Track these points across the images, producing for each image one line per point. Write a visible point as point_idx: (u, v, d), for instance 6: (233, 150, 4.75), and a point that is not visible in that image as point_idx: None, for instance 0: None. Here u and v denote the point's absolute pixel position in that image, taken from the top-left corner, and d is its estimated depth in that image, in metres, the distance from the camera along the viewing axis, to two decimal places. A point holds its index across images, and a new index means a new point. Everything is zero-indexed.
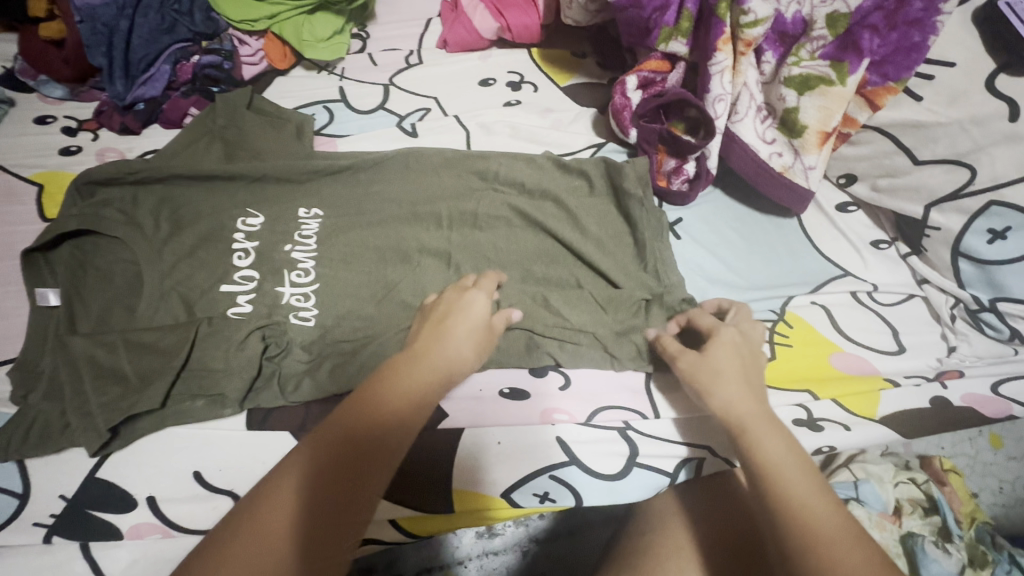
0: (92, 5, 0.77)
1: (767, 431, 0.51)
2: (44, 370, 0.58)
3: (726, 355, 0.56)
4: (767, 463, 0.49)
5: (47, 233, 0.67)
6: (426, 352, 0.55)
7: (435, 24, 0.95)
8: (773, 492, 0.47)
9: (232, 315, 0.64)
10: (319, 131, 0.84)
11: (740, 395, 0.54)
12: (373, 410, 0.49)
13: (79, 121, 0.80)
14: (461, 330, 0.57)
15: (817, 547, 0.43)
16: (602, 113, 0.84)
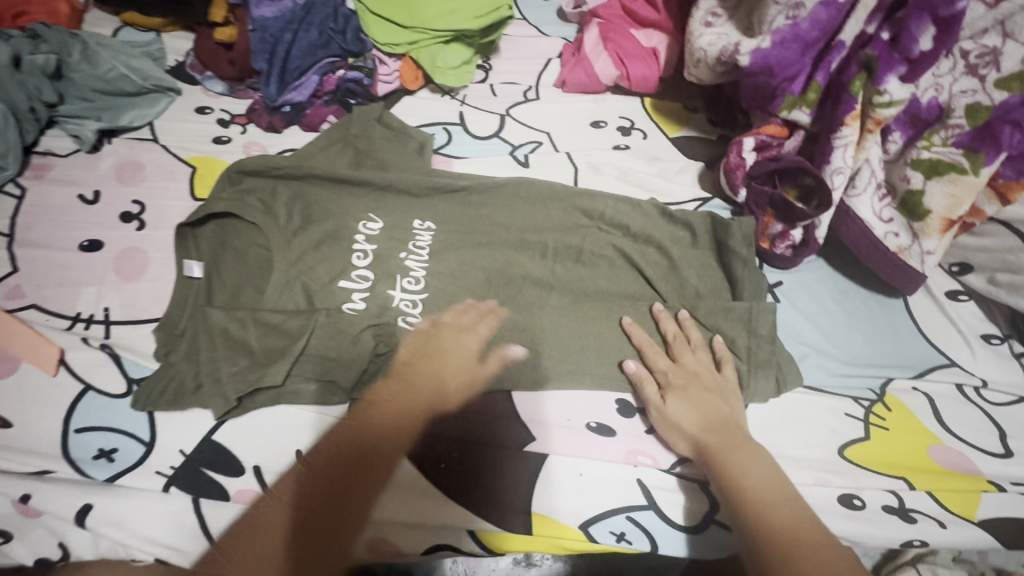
0: (266, 17, 0.86)
1: (739, 453, 0.58)
2: (184, 332, 0.65)
3: (687, 394, 0.62)
4: (743, 485, 0.56)
5: (197, 211, 0.74)
6: (375, 391, 0.63)
7: (554, 64, 1.01)
8: (749, 509, 0.55)
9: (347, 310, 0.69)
10: (438, 150, 0.90)
11: (705, 423, 0.60)
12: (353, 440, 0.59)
13: (232, 115, 0.89)
14: (414, 363, 0.64)
15: (783, 550, 0.52)
16: (709, 168, 0.86)
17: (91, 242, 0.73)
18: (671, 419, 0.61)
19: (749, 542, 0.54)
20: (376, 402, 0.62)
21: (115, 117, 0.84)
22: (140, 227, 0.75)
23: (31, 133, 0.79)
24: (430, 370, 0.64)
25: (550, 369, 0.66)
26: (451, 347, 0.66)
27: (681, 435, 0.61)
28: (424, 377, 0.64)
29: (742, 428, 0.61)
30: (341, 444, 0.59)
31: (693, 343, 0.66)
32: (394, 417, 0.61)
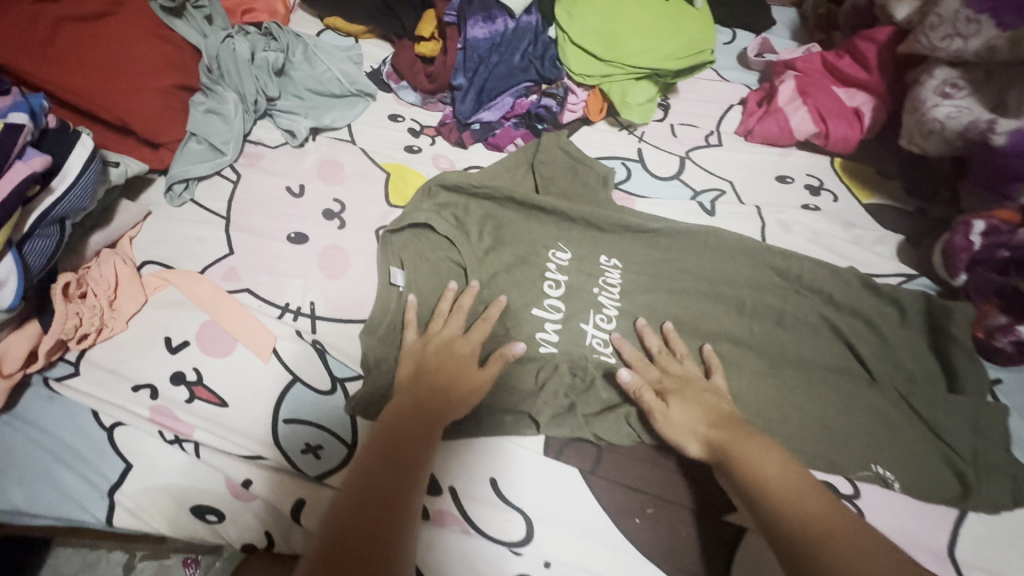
0: (476, 38, 0.88)
1: (750, 444, 0.54)
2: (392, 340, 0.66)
3: (682, 396, 0.60)
4: (762, 476, 0.51)
5: (400, 218, 0.76)
6: (437, 371, 0.61)
7: (735, 111, 0.98)
8: (771, 494, 0.50)
9: (540, 339, 0.69)
10: (618, 185, 0.89)
11: (708, 423, 0.58)
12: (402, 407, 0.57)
13: (422, 125, 0.92)
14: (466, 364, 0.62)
15: (811, 531, 0.46)
16: (910, 243, 0.81)
17: (297, 234, 0.76)
18: (673, 420, 0.58)
19: (776, 526, 0.48)
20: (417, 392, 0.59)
21: (321, 116, 0.88)
22: (341, 226, 0.78)
23: (250, 122, 0.84)
24: (449, 371, 0.61)
25: None
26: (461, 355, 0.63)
27: (692, 435, 0.57)
28: (433, 384, 0.59)
29: (745, 425, 0.57)
30: (391, 443, 0.53)
31: (685, 361, 0.66)
32: (425, 401, 0.58)
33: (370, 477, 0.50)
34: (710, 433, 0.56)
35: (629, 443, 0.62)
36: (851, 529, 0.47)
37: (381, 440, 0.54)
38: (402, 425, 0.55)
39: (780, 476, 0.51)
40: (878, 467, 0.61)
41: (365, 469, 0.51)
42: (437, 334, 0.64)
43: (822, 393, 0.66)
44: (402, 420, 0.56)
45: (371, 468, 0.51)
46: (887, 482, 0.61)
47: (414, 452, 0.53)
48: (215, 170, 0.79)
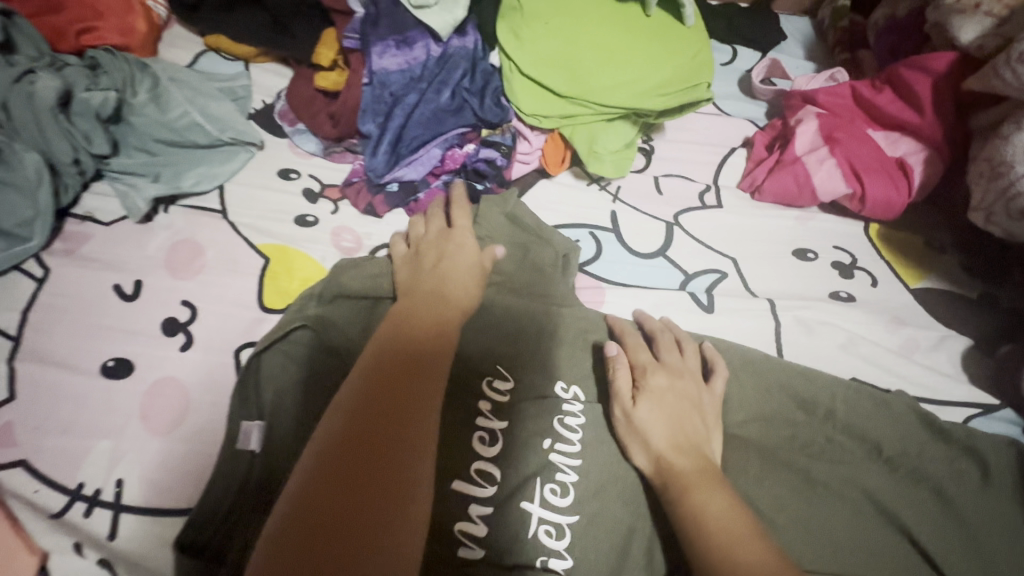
0: (387, 70, 0.66)
1: (709, 487, 0.44)
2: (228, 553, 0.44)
3: (658, 400, 0.49)
4: (704, 520, 0.42)
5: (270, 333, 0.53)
6: (432, 277, 0.55)
7: (738, 156, 0.76)
8: (714, 550, 0.40)
9: (458, 535, 0.46)
10: (582, 266, 0.66)
11: (676, 441, 0.47)
12: (405, 316, 0.50)
13: (323, 184, 0.68)
14: (457, 268, 0.56)
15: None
16: (981, 349, 0.60)
17: (117, 362, 0.53)
18: (642, 433, 0.48)
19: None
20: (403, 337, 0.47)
21: (177, 177, 0.64)
22: (186, 346, 0.55)
23: (69, 193, 0.60)
24: (452, 272, 0.55)
25: None
26: (449, 267, 0.56)
27: (647, 448, 0.48)
28: (429, 291, 0.53)
29: (713, 461, 0.46)
30: (379, 397, 0.41)
31: (685, 352, 0.55)
32: (431, 305, 0.52)
33: (351, 447, 0.38)
34: (674, 457, 0.46)
35: None
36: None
37: (366, 391, 0.42)
38: (393, 370, 0.44)
39: (732, 529, 0.41)
40: None
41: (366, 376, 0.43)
42: (425, 240, 0.59)
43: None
44: (389, 364, 0.44)
45: (374, 391, 0.42)
46: None
47: (428, 353, 0.46)
48: (9, 265, 0.56)
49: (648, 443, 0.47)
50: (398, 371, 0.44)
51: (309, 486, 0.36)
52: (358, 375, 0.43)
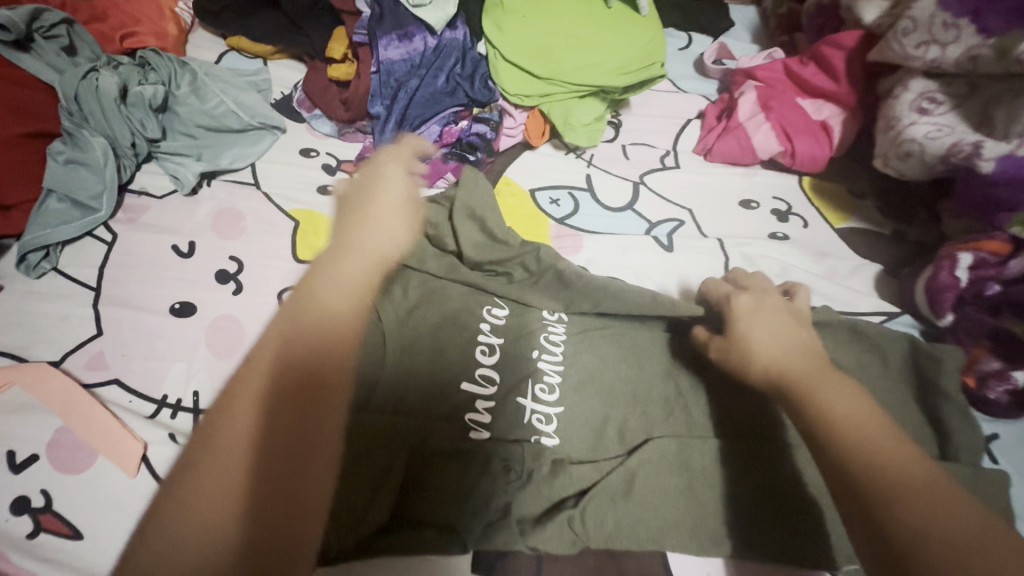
0: (392, 60, 0.78)
1: (829, 384, 0.47)
2: None
3: (764, 315, 0.56)
4: (835, 417, 0.45)
5: None
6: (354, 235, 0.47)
7: (694, 127, 0.89)
8: (853, 448, 0.43)
9: (469, 423, 0.57)
10: (562, 221, 0.78)
11: (781, 350, 0.52)
12: (312, 304, 0.42)
13: (340, 160, 0.80)
14: (386, 206, 0.50)
15: (891, 497, 0.40)
16: (889, 273, 0.73)
17: (182, 304, 0.65)
18: (745, 341, 0.53)
19: (843, 469, 0.43)
20: (306, 326, 0.41)
21: (217, 156, 0.76)
22: (237, 291, 0.66)
23: (128, 170, 0.72)
24: (380, 206, 0.50)
25: (715, 532, 0.53)
26: (394, 192, 0.51)
27: (751, 353, 0.52)
28: (350, 256, 0.45)
29: (825, 362, 0.51)
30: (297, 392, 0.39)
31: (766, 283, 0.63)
32: (356, 270, 0.44)
33: (273, 438, 0.37)
34: (767, 348, 0.52)
35: (575, 553, 0.52)
36: (946, 502, 0.40)
37: (260, 376, 0.40)
38: (308, 365, 0.40)
39: (868, 424, 0.44)
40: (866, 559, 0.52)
41: (261, 383, 0.39)
42: (347, 188, 0.53)
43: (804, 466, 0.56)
44: (302, 359, 0.40)
45: (276, 403, 0.38)
46: None
47: (327, 354, 0.40)
48: (85, 230, 0.67)
49: (767, 352, 0.52)
50: (313, 367, 0.40)
51: (224, 491, 0.36)
52: (267, 358, 0.40)
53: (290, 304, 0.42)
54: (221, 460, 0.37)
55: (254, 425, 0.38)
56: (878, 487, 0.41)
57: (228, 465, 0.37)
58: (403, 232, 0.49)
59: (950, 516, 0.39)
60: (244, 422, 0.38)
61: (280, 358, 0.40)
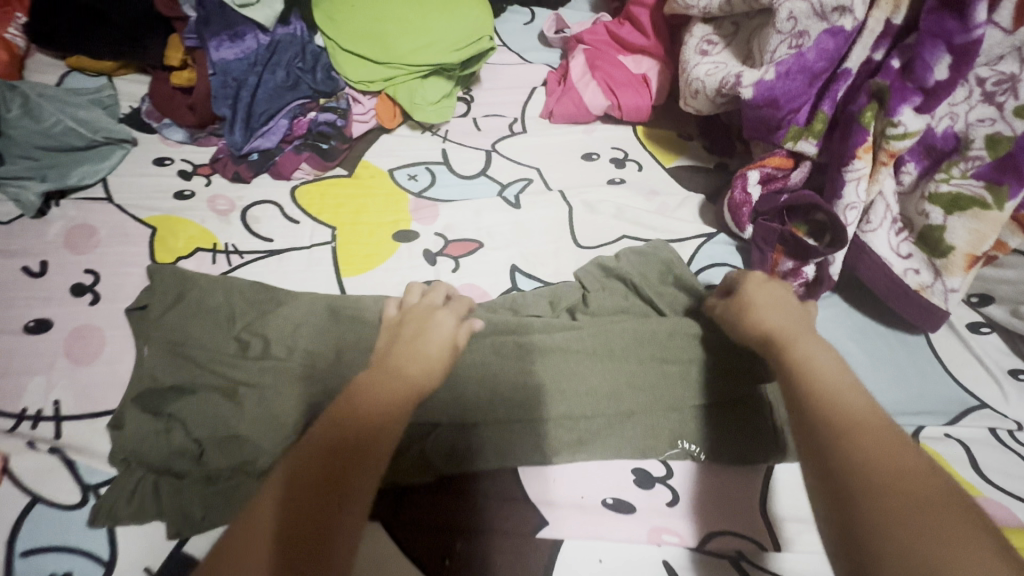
0: (227, 60, 0.81)
1: (807, 342, 0.51)
2: (136, 432, 0.55)
3: (765, 292, 0.58)
4: (810, 371, 0.47)
5: (146, 294, 0.67)
6: (395, 351, 0.55)
7: (539, 93, 0.96)
8: (817, 395, 0.45)
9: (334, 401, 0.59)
10: (420, 194, 0.83)
11: (780, 319, 0.54)
12: (349, 406, 0.48)
13: (195, 165, 0.82)
14: (427, 338, 0.56)
15: (848, 433, 0.41)
16: (709, 201, 0.82)
17: (37, 322, 0.65)
18: (745, 305, 0.57)
19: (810, 416, 0.44)
20: (350, 415, 0.47)
21: (63, 175, 0.76)
22: (94, 301, 0.68)
23: None
24: (419, 343, 0.55)
25: (558, 442, 0.59)
26: (435, 336, 0.56)
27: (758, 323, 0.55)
28: (402, 359, 0.53)
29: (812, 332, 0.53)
30: (326, 475, 0.43)
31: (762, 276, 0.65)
32: (392, 391, 0.50)
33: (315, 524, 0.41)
34: (770, 318, 0.55)
35: (434, 480, 0.57)
36: (916, 483, 0.38)
37: (374, 439, 0.46)
38: (328, 458, 0.44)
39: (835, 381, 0.46)
40: (684, 442, 0.60)
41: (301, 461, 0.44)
42: (413, 308, 0.62)
43: (641, 372, 0.62)
44: (347, 434, 0.46)
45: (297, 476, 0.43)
46: (694, 455, 0.60)
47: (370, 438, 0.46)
48: None
49: (761, 326, 0.55)
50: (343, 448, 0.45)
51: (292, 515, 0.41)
52: (376, 421, 0.47)
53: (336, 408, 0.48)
54: (285, 494, 0.42)
55: (370, 424, 0.47)
56: (846, 425, 0.42)
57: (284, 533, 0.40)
58: (432, 355, 0.54)
59: (909, 484, 0.38)
60: (357, 420, 0.47)
61: (326, 444, 0.45)
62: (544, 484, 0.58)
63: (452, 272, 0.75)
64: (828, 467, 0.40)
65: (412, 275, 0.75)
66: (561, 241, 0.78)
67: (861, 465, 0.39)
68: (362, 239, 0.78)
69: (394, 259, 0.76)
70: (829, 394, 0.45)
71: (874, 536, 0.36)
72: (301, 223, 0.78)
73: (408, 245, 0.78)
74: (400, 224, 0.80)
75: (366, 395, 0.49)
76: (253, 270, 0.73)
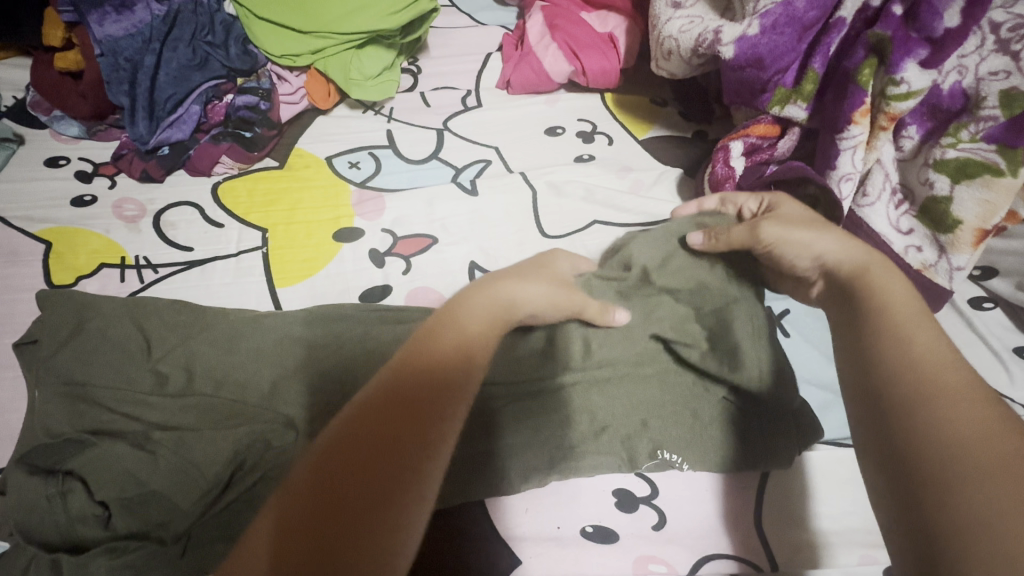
0: (115, 37, 0.70)
1: (885, 271, 0.45)
2: (23, 500, 0.46)
3: (793, 224, 0.51)
4: (886, 304, 0.43)
5: (36, 324, 0.56)
6: (493, 282, 0.48)
7: (495, 59, 0.85)
8: (889, 334, 0.40)
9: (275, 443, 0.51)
10: (363, 184, 0.73)
11: (846, 253, 0.48)
12: (430, 343, 0.41)
13: (96, 164, 0.70)
14: (532, 278, 0.51)
15: (927, 391, 0.37)
16: (688, 174, 0.74)
17: None
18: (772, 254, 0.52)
19: (879, 368, 0.39)
20: (433, 357, 0.40)
21: None
22: None
23: None
24: (515, 274, 0.50)
25: (530, 466, 0.52)
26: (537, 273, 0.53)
27: (807, 255, 0.49)
28: (490, 296, 0.46)
29: (879, 258, 0.47)
30: (408, 412, 0.37)
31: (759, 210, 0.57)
32: (470, 337, 0.42)
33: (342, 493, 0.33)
34: (811, 258, 0.50)
35: None
36: (1000, 434, 0.34)
37: (446, 385, 0.39)
38: (418, 395, 0.38)
39: (913, 311, 0.42)
40: (664, 452, 0.54)
41: (349, 423, 0.36)
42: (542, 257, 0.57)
43: (617, 378, 0.56)
44: (417, 375, 0.39)
45: (350, 437, 0.35)
46: (676, 465, 0.54)
47: (441, 385, 0.39)
48: None
49: (820, 263, 0.49)
50: (433, 387, 0.38)
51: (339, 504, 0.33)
52: (449, 361, 0.40)
53: (403, 356, 0.40)
54: (339, 465, 0.34)
55: (452, 361, 0.40)
56: (919, 386, 0.37)
57: (312, 511, 0.33)
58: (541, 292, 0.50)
59: (991, 445, 0.33)
60: (446, 355, 0.40)
61: (392, 400, 0.37)
62: (516, 516, 0.52)
63: (402, 275, 0.66)
64: (903, 439, 0.36)
65: (355, 281, 0.65)
66: (523, 231, 0.69)
67: (922, 428, 0.35)
68: (297, 241, 0.68)
69: (336, 262, 0.66)
70: (909, 336, 0.40)
71: (943, 507, 0.32)
72: (225, 226, 0.68)
73: (351, 245, 0.68)
74: (341, 221, 0.70)
75: (453, 320, 0.43)
76: (169, 285, 0.63)
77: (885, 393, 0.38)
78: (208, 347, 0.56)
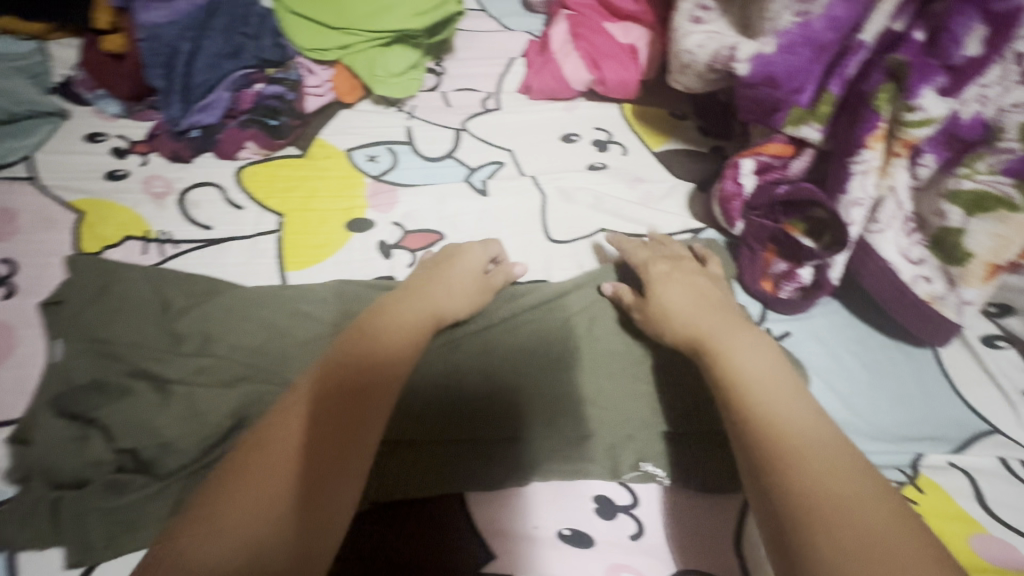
0: (157, 24, 0.74)
1: (743, 334, 0.49)
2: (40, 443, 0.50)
3: (680, 283, 0.56)
4: (733, 369, 0.46)
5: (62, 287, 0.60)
6: (424, 290, 0.56)
7: (518, 65, 0.86)
8: (735, 413, 0.43)
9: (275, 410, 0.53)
10: (380, 177, 0.75)
11: (692, 306, 0.53)
12: (370, 335, 0.49)
13: (131, 141, 0.74)
14: (452, 287, 0.58)
15: (786, 462, 0.39)
16: (700, 189, 0.73)
17: None
18: (659, 305, 0.55)
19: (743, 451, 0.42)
20: (375, 346, 0.48)
21: None
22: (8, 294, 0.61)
23: None
24: (438, 283, 0.58)
25: (511, 463, 0.53)
26: (458, 272, 0.60)
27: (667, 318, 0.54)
28: (416, 297, 0.55)
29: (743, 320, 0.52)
30: (356, 388, 0.45)
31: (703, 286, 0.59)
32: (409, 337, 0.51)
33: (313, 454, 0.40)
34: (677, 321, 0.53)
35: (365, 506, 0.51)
36: (861, 509, 0.36)
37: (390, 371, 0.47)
38: (361, 374, 0.46)
39: (762, 372, 0.45)
40: (646, 465, 0.54)
41: (315, 393, 0.44)
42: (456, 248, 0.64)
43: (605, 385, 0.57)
44: (372, 365, 0.47)
45: (321, 411, 0.43)
46: (657, 479, 0.54)
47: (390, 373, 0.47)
48: None
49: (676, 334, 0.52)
50: (372, 367, 0.47)
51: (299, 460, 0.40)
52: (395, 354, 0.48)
53: (353, 346, 0.48)
54: (306, 431, 0.41)
55: (393, 354, 0.49)
56: (800, 466, 0.39)
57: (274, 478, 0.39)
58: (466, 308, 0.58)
59: (853, 517, 0.35)
60: (389, 349, 0.49)
61: (348, 381, 0.45)
62: (492, 513, 0.52)
63: (408, 267, 0.68)
64: (784, 527, 0.37)
65: (363, 270, 0.67)
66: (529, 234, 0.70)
67: (793, 501, 0.37)
68: (310, 227, 0.70)
69: (345, 251, 0.69)
70: (769, 415, 0.42)
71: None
72: (245, 208, 0.71)
73: (362, 235, 0.70)
74: (354, 212, 0.72)
75: (393, 312, 0.52)
76: (187, 260, 0.66)
77: (761, 476, 0.40)
78: (219, 314, 0.59)
